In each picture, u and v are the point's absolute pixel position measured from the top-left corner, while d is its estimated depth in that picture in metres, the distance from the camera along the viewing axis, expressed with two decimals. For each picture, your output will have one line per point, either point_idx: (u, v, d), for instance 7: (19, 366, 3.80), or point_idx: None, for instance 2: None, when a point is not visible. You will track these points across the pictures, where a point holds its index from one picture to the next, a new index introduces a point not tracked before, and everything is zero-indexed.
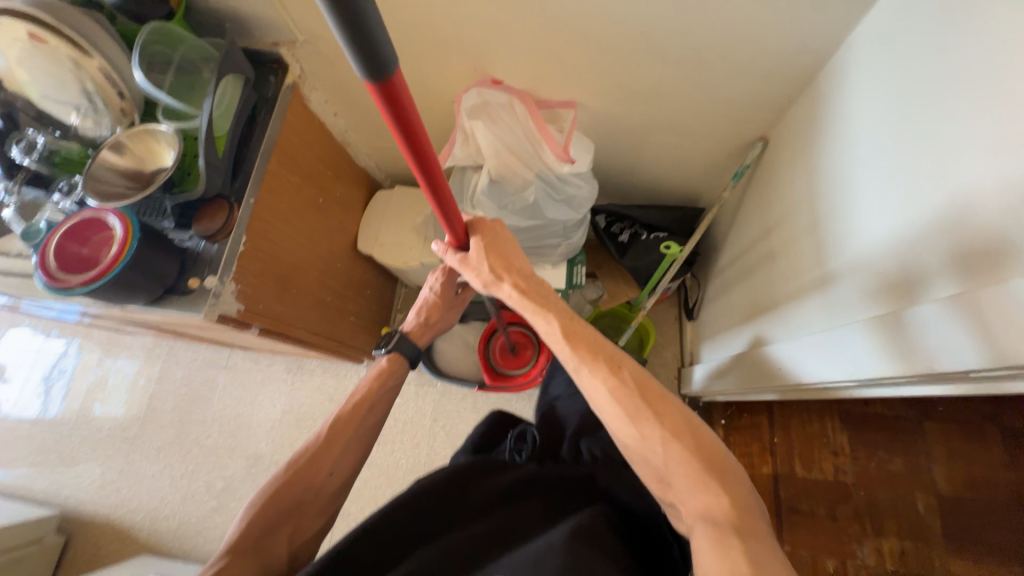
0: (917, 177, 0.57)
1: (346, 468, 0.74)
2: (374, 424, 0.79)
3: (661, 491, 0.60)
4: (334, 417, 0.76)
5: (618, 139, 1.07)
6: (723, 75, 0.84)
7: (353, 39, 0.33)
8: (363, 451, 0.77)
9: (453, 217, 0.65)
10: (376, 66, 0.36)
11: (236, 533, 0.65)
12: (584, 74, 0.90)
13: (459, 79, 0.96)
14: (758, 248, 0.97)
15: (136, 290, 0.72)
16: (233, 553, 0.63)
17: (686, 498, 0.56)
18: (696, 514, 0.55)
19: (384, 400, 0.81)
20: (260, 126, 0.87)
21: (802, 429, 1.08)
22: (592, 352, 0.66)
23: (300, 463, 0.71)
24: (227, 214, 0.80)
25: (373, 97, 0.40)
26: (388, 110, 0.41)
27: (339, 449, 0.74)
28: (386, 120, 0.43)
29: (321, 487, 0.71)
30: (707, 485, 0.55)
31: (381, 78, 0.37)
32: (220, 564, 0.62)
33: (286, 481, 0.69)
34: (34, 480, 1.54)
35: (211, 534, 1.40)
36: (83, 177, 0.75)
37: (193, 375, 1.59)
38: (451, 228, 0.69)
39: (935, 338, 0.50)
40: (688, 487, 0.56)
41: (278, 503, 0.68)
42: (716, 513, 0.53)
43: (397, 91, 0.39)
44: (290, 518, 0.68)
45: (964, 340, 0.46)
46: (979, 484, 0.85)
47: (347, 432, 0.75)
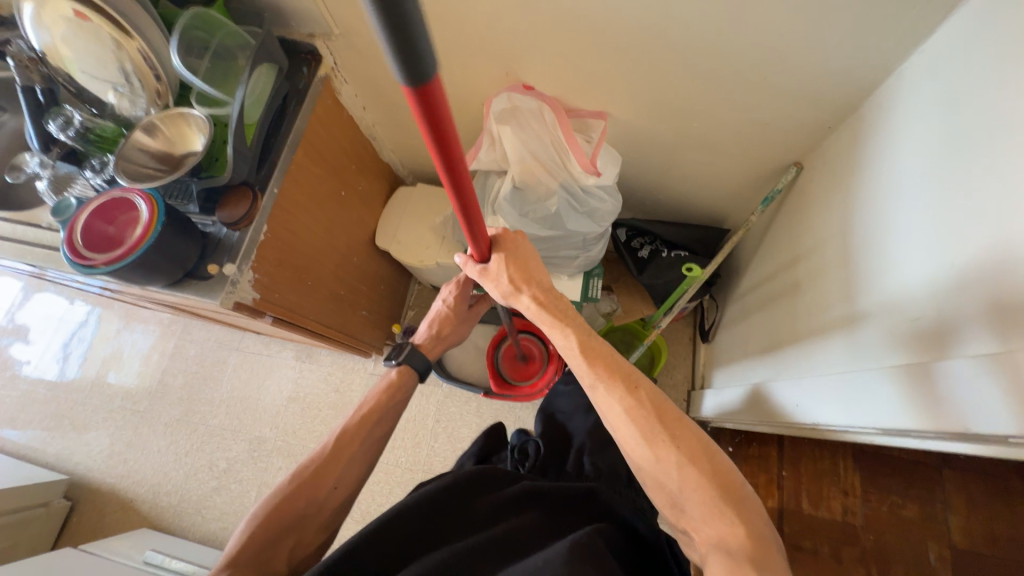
0: (957, 223, 0.54)
1: (351, 481, 0.74)
2: (380, 437, 0.79)
3: (675, 516, 0.58)
4: (340, 430, 0.76)
5: (646, 153, 1.05)
6: (762, 96, 0.82)
7: (393, 38, 0.31)
8: (368, 466, 0.77)
9: (478, 232, 0.65)
10: (416, 72, 0.35)
11: (235, 548, 0.64)
12: (617, 85, 0.88)
13: (490, 82, 0.95)
14: (783, 276, 0.94)
15: (157, 271, 0.73)
16: (232, 565, 0.63)
17: (700, 526, 0.55)
18: (709, 542, 0.53)
19: (393, 412, 0.81)
20: (289, 116, 0.88)
21: (813, 468, 1.02)
22: (609, 369, 0.65)
23: (305, 474, 0.71)
24: (250, 202, 0.79)
25: (409, 104, 0.39)
26: (424, 119, 0.41)
27: (344, 462, 0.74)
28: (419, 125, 0.42)
29: (326, 500, 0.71)
30: (723, 513, 0.53)
31: (420, 84, 0.36)
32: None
33: (290, 493, 0.69)
34: (47, 443, 1.59)
35: (209, 513, 1.42)
36: (115, 156, 0.76)
37: (205, 354, 1.62)
38: (477, 246, 0.68)
39: (966, 397, 0.47)
40: (703, 514, 0.54)
41: (279, 517, 0.67)
42: (731, 543, 0.51)
43: (433, 100, 0.38)
44: (290, 531, 0.67)
45: (997, 402, 0.44)
46: (998, 542, 0.83)
47: (353, 445, 0.75)
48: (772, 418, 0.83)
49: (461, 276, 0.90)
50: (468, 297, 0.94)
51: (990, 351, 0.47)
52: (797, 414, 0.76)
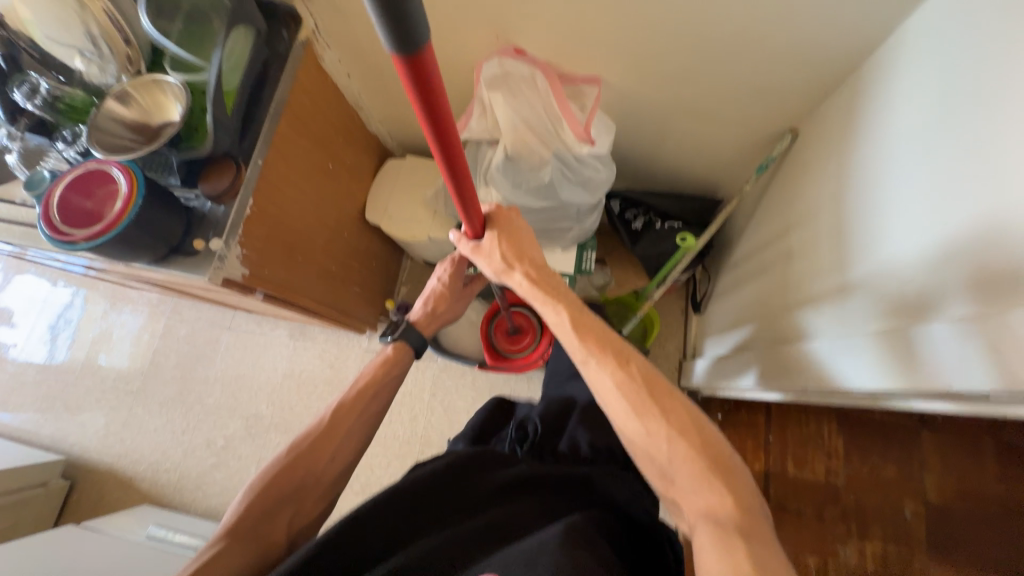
0: (948, 191, 0.55)
1: (348, 453, 0.74)
2: (377, 411, 0.79)
3: (664, 488, 0.59)
4: (336, 404, 0.76)
5: (641, 122, 1.03)
6: (759, 59, 0.80)
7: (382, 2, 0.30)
8: (365, 438, 0.77)
9: (471, 207, 0.64)
10: (406, 39, 0.33)
11: (233, 517, 0.66)
12: (612, 49, 0.86)
13: (480, 47, 0.92)
14: (776, 245, 0.94)
15: (141, 248, 0.71)
16: (231, 536, 0.64)
17: (689, 496, 0.56)
18: (698, 513, 0.55)
19: (388, 387, 0.81)
20: (271, 84, 0.84)
21: (799, 433, 1.06)
22: (601, 345, 0.66)
23: (301, 447, 0.72)
24: (234, 174, 0.77)
25: (399, 74, 0.38)
26: (413, 88, 0.39)
27: (341, 435, 0.74)
28: (408, 92, 0.40)
29: (322, 472, 0.72)
30: (712, 484, 0.54)
31: (410, 54, 0.35)
32: (217, 547, 0.63)
33: (287, 465, 0.70)
34: (41, 425, 1.58)
35: (210, 489, 1.44)
36: (88, 126, 0.72)
37: (197, 333, 1.60)
38: (469, 220, 0.69)
39: (948, 361, 0.49)
40: (693, 485, 0.55)
41: (277, 489, 0.68)
42: (719, 514, 0.53)
43: (425, 70, 0.37)
44: (288, 503, 0.68)
45: (977, 365, 0.46)
46: (968, 495, 0.87)
47: (349, 419, 0.76)
48: (761, 385, 0.86)
49: (456, 253, 0.89)
50: (463, 276, 0.93)
51: (971, 315, 0.49)
52: (786, 380, 0.78)
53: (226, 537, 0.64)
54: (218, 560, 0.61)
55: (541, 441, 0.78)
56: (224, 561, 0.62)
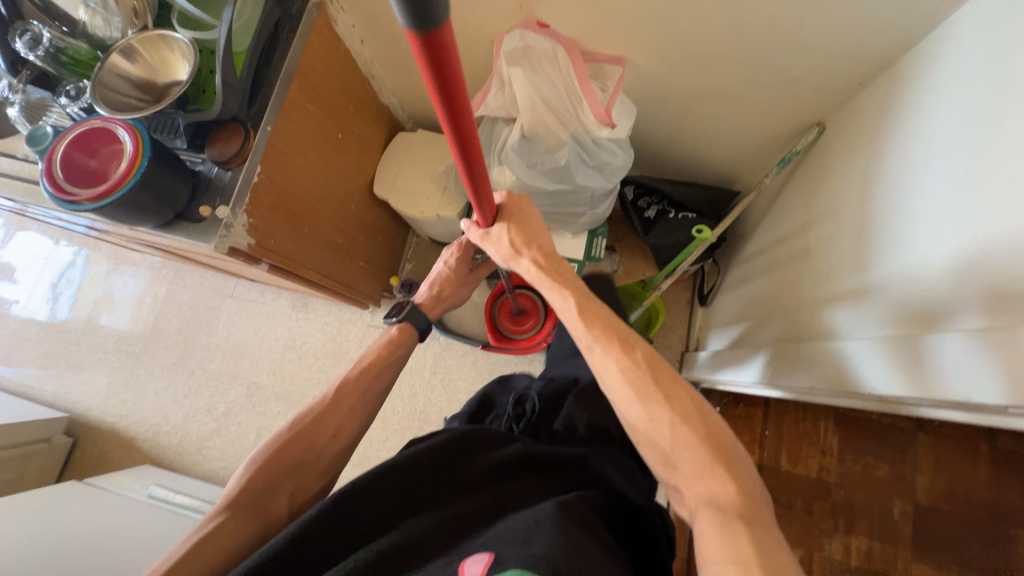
0: (975, 197, 0.53)
1: (350, 431, 0.75)
2: (380, 390, 0.80)
3: (666, 474, 0.59)
4: (339, 382, 0.76)
5: (662, 106, 0.99)
6: (794, 44, 0.76)
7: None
8: (367, 416, 0.78)
9: (483, 195, 0.62)
10: (422, 13, 0.31)
11: (234, 490, 0.66)
12: (640, 28, 0.82)
13: (501, 18, 0.88)
14: (792, 242, 0.92)
15: (146, 212, 0.69)
16: (232, 508, 0.65)
17: (691, 482, 0.55)
18: (700, 498, 0.54)
19: (393, 367, 0.82)
20: (282, 47, 0.80)
21: (794, 426, 1.08)
22: (607, 331, 0.65)
23: (303, 423, 0.72)
24: (243, 139, 0.75)
25: (412, 50, 0.35)
26: (427, 66, 0.37)
27: (344, 414, 0.75)
28: (422, 71, 0.38)
29: (324, 449, 0.72)
30: (713, 471, 0.54)
31: (425, 27, 0.32)
32: (220, 519, 0.64)
33: (288, 440, 0.70)
34: (43, 381, 1.59)
35: (210, 453, 1.47)
36: (91, 83, 0.69)
37: (198, 300, 1.60)
38: (481, 209, 0.66)
39: (960, 371, 0.49)
40: (694, 472, 0.55)
41: (278, 463, 0.69)
42: (721, 499, 0.52)
43: (441, 47, 0.35)
44: (289, 477, 0.69)
45: (987, 378, 0.45)
46: (956, 499, 0.83)
47: (350, 398, 0.76)
48: (763, 381, 0.86)
49: (464, 238, 0.89)
50: (468, 262, 0.93)
51: (983, 327, 0.48)
52: (789, 378, 0.78)
53: (225, 511, 0.64)
54: (218, 533, 0.62)
55: (537, 421, 0.78)
56: (225, 532, 0.63)
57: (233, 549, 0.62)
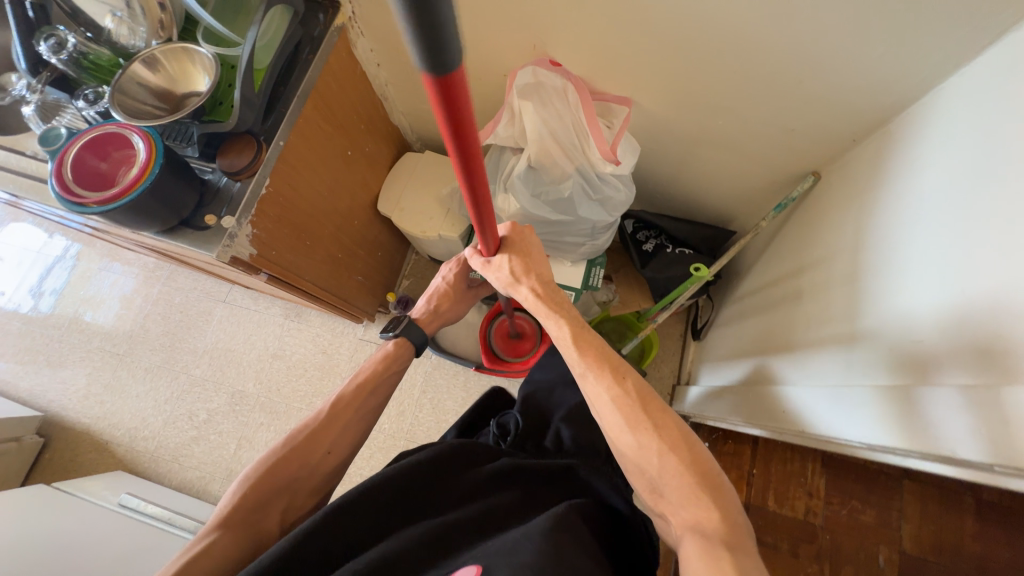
0: (962, 257, 0.55)
1: (343, 447, 0.74)
2: (375, 404, 0.79)
3: (653, 501, 0.59)
4: (336, 397, 0.76)
5: (665, 146, 1.03)
6: (794, 97, 0.80)
7: (418, 25, 0.29)
8: (362, 433, 0.77)
9: (488, 225, 0.63)
10: (438, 62, 0.33)
11: (226, 508, 0.64)
12: (648, 73, 0.86)
13: (515, 54, 0.91)
14: (786, 284, 0.94)
15: (151, 217, 0.69)
16: (223, 527, 0.63)
17: (677, 510, 0.55)
18: (685, 526, 0.54)
19: (388, 383, 0.81)
20: (301, 66, 0.83)
21: (782, 467, 1.04)
22: (600, 360, 0.65)
23: (298, 439, 0.71)
24: (255, 152, 0.76)
25: (428, 93, 0.37)
26: (441, 106, 0.38)
27: (338, 429, 0.74)
28: (436, 112, 0.39)
29: (318, 465, 0.71)
30: (699, 498, 0.54)
31: (441, 71, 0.33)
32: (210, 538, 0.62)
33: (282, 458, 0.68)
34: (20, 377, 1.54)
35: (187, 462, 1.42)
36: (111, 88, 0.70)
37: (189, 303, 1.58)
38: (485, 239, 0.67)
39: (948, 426, 0.50)
40: (681, 499, 0.55)
41: (271, 480, 0.67)
42: (706, 527, 0.52)
43: (455, 91, 0.37)
44: (282, 494, 0.67)
45: (975, 433, 0.46)
46: (944, 549, 0.84)
47: (347, 413, 0.75)
48: (753, 421, 0.87)
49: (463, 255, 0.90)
50: (467, 279, 0.93)
51: (972, 383, 0.49)
52: (781, 418, 0.79)
53: (217, 529, 0.62)
54: (205, 554, 0.60)
55: (524, 434, 0.79)
56: (214, 553, 0.61)
57: (222, 570, 0.60)
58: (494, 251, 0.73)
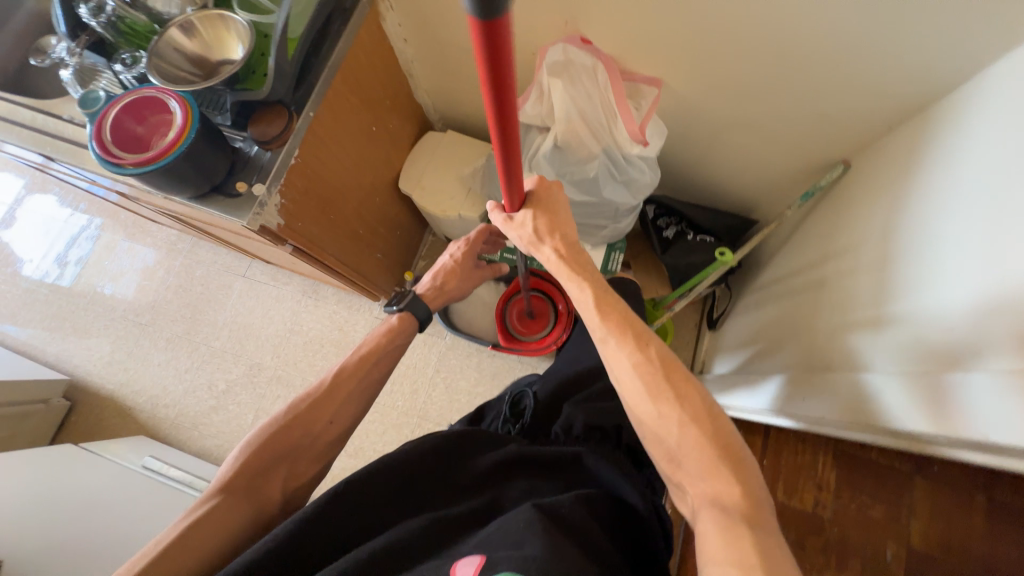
0: (997, 244, 0.54)
1: (346, 418, 0.75)
2: (378, 378, 0.80)
3: (670, 470, 0.59)
4: (338, 368, 0.77)
5: (692, 131, 1.02)
6: (830, 80, 0.78)
7: None
8: (363, 405, 0.78)
9: (515, 183, 0.64)
10: (487, 2, 0.34)
11: (228, 473, 0.65)
12: (678, 54, 0.84)
13: (545, 31, 0.90)
14: (810, 273, 0.93)
15: (185, 182, 0.71)
16: (224, 492, 0.64)
17: (696, 481, 0.55)
18: (703, 498, 0.54)
19: (390, 356, 0.82)
20: (332, 38, 0.83)
21: (795, 460, 0.94)
22: (622, 326, 0.66)
23: (300, 408, 0.72)
24: (286, 121, 0.77)
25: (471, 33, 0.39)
26: (482, 43, 0.38)
27: (340, 400, 0.75)
28: (475, 49, 0.40)
29: (320, 434, 0.73)
30: (719, 472, 0.54)
31: (489, 15, 0.35)
32: (213, 501, 0.63)
33: (285, 424, 0.70)
34: (47, 342, 1.59)
35: (206, 430, 1.46)
36: (148, 53, 0.71)
37: (210, 276, 1.61)
38: (510, 195, 0.68)
39: (979, 412, 0.50)
40: (699, 471, 0.55)
41: (274, 448, 0.69)
42: (725, 500, 0.52)
43: (500, 34, 0.38)
44: (284, 460, 0.69)
45: (1011, 418, 0.46)
46: (950, 554, 0.63)
47: (349, 384, 0.76)
48: (770, 409, 0.87)
49: (471, 234, 0.92)
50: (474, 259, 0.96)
51: (1009, 369, 0.48)
52: (801, 404, 0.79)
53: (218, 495, 0.64)
54: (212, 515, 0.62)
55: (535, 424, 0.82)
56: (217, 517, 0.62)
57: (226, 533, 0.62)
58: (518, 207, 0.72)
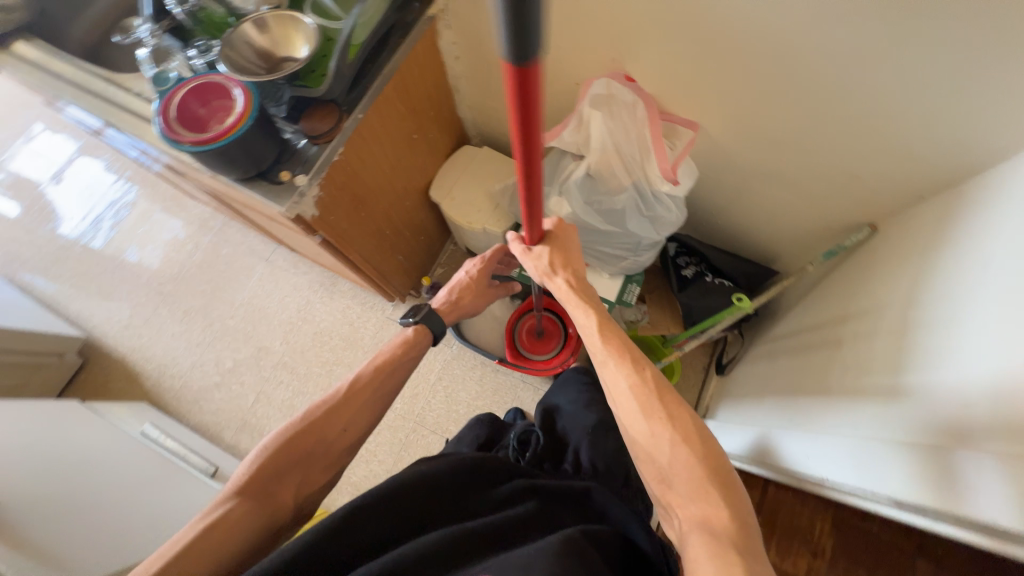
0: (1012, 326, 0.55)
1: (360, 426, 0.76)
2: (391, 388, 0.81)
3: (660, 491, 0.58)
4: (353, 379, 0.78)
5: (721, 176, 1.04)
6: (863, 144, 0.79)
7: (509, 20, 0.34)
8: (377, 414, 0.79)
9: (535, 218, 0.66)
10: (522, 51, 0.37)
11: (243, 476, 0.66)
12: (717, 101, 0.87)
13: (590, 65, 0.94)
14: (826, 331, 0.92)
15: (234, 165, 0.74)
16: (239, 496, 0.65)
17: (686, 503, 0.54)
18: (693, 520, 0.53)
19: (405, 367, 0.83)
20: (390, 48, 0.87)
21: (788, 521, 0.87)
22: (621, 348, 0.67)
23: (317, 413, 0.73)
24: (336, 120, 0.81)
25: (505, 75, 0.41)
26: (513, 86, 0.41)
27: (355, 407, 0.76)
28: (508, 94, 0.43)
29: (334, 441, 0.73)
30: (708, 495, 0.53)
31: (521, 62, 0.38)
32: (228, 504, 0.64)
33: (301, 430, 0.71)
34: (71, 299, 1.64)
35: (206, 405, 1.48)
36: (222, 42, 0.77)
37: (235, 257, 1.66)
38: (530, 229, 0.69)
39: (987, 495, 0.50)
40: (689, 493, 0.54)
41: (289, 453, 0.69)
42: (714, 525, 0.51)
43: (529, 81, 0.41)
44: (296, 467, 0.70)
45: (1016, 506, 0.46)
46: None
47: (364, 393, 0.77)
48: (776, 469, 0.85)
49: (488, 252, 0.93)
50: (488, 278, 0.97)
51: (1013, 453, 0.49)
52: (804, 464, 0.78)
53: (232, 499, 0.64)
54: (225, 520, 0.63)
55: (546, 451, 0.83)
56: (230, 522, 0.63)
57: (239, 537, 0.63)
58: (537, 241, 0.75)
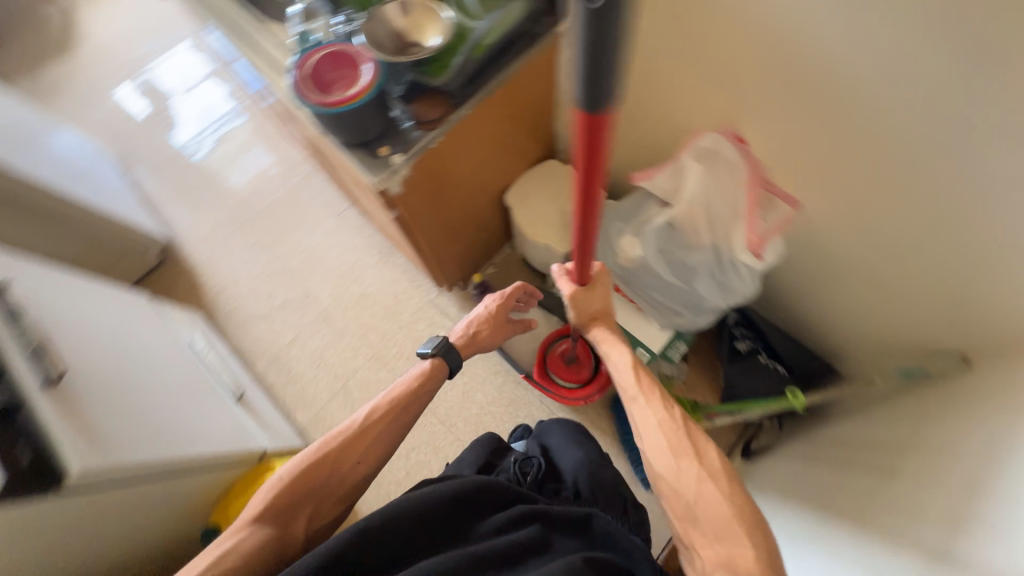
0: None
1: (373, 459, 0.79)
2: (406, 422, 0.83)
3: (683, 529, 0.64)
4: (370, 411, 0.81)
5: (808, 260, 0.98)
6: (985, 274, 0.72)
7: (584, 54, 0.38)
8: (390, 448, 0.82)
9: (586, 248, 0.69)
10: (593, 91, 0.41)
11: (256, 509, 0.71)
12: (829, 186, 0.82)
13: (703, 117, 0.91)
14: (877, 455, 0.84)
15: (342, 129, 0.79)
16: (254, 526, 0.70)
17: (710, 541, 0.60)
18: (717, 559, 0.59)
19: (422, 400, 0.85)
20: (513, 55, 0.90)
21: None
22: (650, 386, 0.75)
23: (332, 446, 0.77)
24: (443, 111, 0.85)
25: (576, 118, 0.47)
26: (580, 123, 0.46)
27: (369, 441, 0.79)
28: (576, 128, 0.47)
29: (348, 473, 0.77)
30: (732, 534, 0.59)
31: (591, 101, 0.42)
32: (244, 534, 0.69)
33: (315, 462, 0.75)
34: (166, 204, 1.81)
35: (249, 331, 1.58)
36: (368, 15, 0.83)
37: (311, 204, 1.76)
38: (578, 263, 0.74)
39: None
40: (715, 532, 0.60)
41: (302, 485, 0.74)
42: (738, 564, 0.57)
43: (594, 119, 0.45)
44: (311, 500, 0.74)
45: None
46: None
47: (377, 427, 0.80)
48: None
49: (507, 289, 0.94)
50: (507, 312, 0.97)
51: None
52: None
53: (248, 528, 0.70)
54: (240, 548, 0.68)
55: (545, 477, 0.82)
56: (243, 550, 0.67)
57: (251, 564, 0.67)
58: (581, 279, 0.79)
